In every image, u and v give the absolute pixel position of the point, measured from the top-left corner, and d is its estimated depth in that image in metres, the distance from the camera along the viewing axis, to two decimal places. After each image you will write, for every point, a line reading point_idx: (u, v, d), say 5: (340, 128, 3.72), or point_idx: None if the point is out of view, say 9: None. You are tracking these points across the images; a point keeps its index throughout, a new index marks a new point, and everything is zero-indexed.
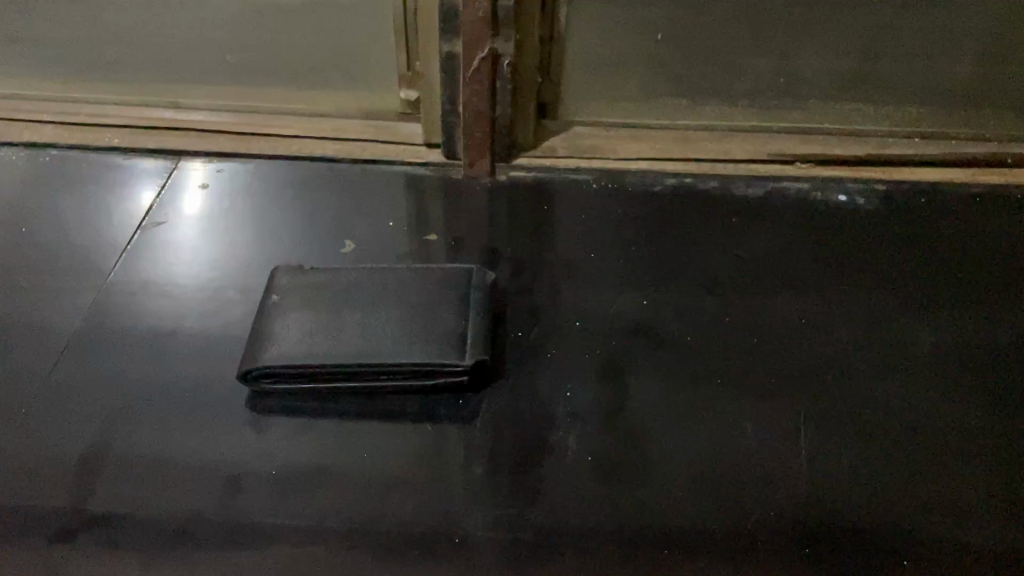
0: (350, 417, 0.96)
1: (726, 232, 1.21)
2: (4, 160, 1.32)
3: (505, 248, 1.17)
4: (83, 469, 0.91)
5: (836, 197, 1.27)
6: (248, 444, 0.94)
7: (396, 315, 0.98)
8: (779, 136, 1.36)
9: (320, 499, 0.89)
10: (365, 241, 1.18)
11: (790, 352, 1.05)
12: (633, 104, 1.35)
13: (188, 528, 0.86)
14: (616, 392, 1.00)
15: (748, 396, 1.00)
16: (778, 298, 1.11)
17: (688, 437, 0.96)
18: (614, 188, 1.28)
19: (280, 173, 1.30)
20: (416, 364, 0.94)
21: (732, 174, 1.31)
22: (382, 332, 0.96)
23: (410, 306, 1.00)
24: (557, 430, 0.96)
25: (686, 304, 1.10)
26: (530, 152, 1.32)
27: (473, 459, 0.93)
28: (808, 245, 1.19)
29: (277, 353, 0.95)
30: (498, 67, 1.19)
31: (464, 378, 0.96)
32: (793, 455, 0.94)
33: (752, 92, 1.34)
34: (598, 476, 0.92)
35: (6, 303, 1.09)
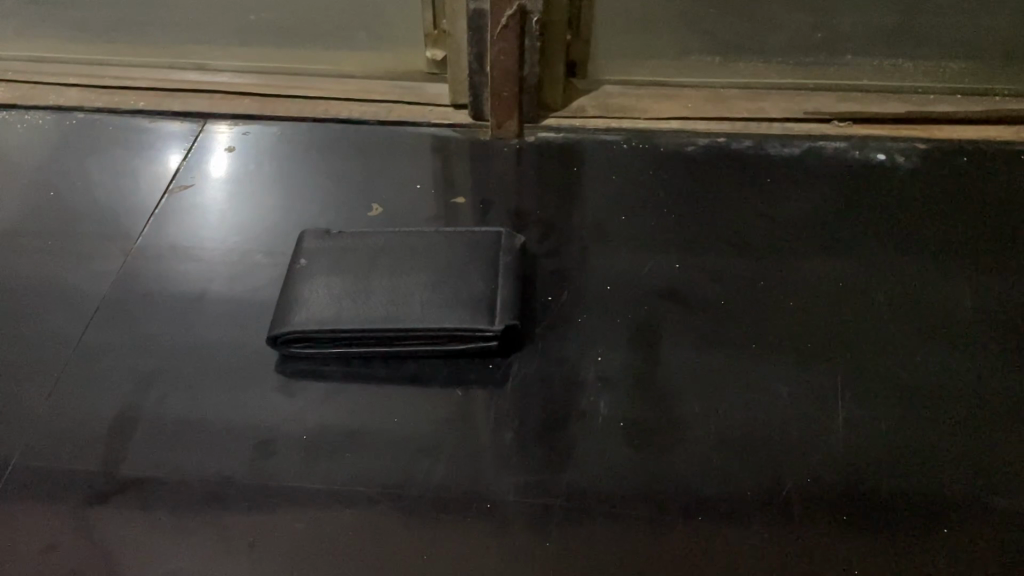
0: (380, 381, 0.96)
1: (760, 193, 1.18)
2: (31, 123, 1.31)
3: (534, 210, 1.15)
4: (116, 432, 0.92)
5: (875, 156, 1.24)
6: (279, 409, 0.94)
7: (425, 279, 0.97)
8: (815, 93, 1.32)
9: (351, 464, 0.89)
10: (392, 204, 1.16)
11: (827, 315, 1.03)
12: (664, 62, 1.32)
13: (220, 492, 0.87)
14: (648, 356, 0.98)
15: (784, 361, 0.98)
16: (815, 261, 1.09)
17: (722, 402, 0.94)
18: (645, 148, 1.25)
19: (306, 135, 1.29)
20: (446, 329, 0.92)
21: (766, 133, 1.27)
22: (411, 296, 0.95)
23: (439, 270, 0.98)
24: (588, 395, 0.95)
25: (718, 267, 1.08)
26: (559, 113, 1.30)
27: (503, 424, 0.92)
28: (845, 206, 1.16)
29: (306, 317, 0.94)
30: (526, 24, 1.15)
31: (494, 343, 0.94)
32: (828, 421, 0.93)
33: (787, 49, 1.30)
34: (630, 442, 0.91)
35: (37, 267, 1.09)
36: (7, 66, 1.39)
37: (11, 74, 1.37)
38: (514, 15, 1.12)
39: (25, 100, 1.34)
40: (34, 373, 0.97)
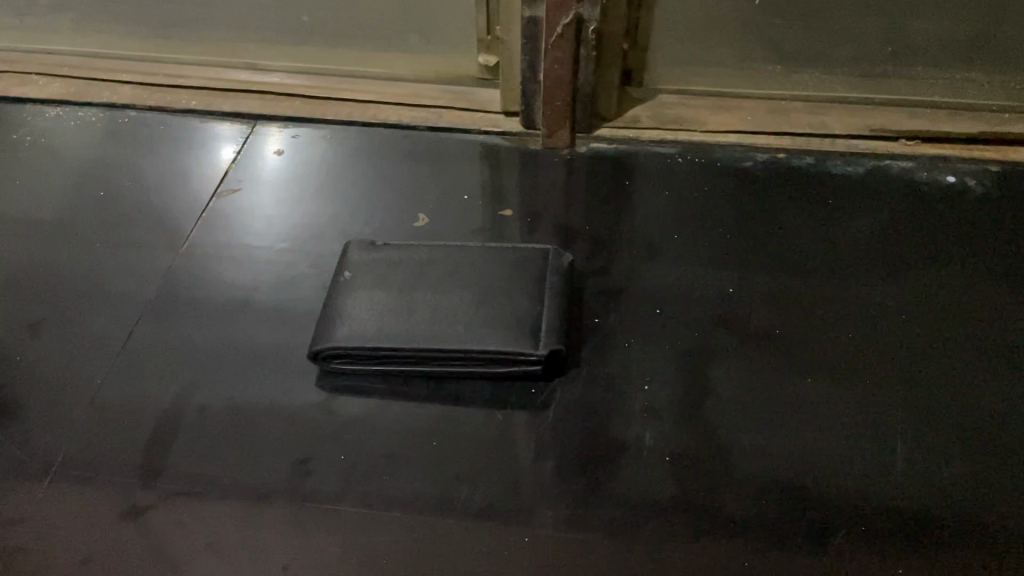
0: (419, 401, 0.94)
1: (821, 213, 1.13)
2: (84, 120, 1.32)
3: (583, 226, 1.12)
4: (154, 443, 0.91)
5: (944, 178, 1.18)
6: (318, 425, 0.92)
7: (469, 298, 0.95)
8: (883, 109, 1.27)
9: (389, 487, 0.87)
10: (439, 214, 1.14)
11: (888, 347, 0.98)
12: (724, 72, 1.27)
13: (256, 510, 0.86)
14: (697, 385, 0.95)
15: (840, 394, 0.94)
16: (877, 288, 1.04)
17: (773, 435, 0.90)
18: (701, 162, 1.21)
19: (355, 140, 1.27)
20: (488, 352, 0.90)
21: (829, 150, 1.22)
22: (454, 316, 0.93)
23: (484, 289, 0.96)
24: (633, 424, 0.91)
25: (774, 292, 1.04)
26: (612, 123, 1.26)
27: (545, 452, 0.89)
28: (910, 230, 1.11)
29: (347, 333, 0.93)
30: (583, 33, 1.11)
31: (537, 368, 0.92)
32: (888, 461, 0.88)
33: (855, 61, 1.24)
34: (675, 475, 0.87)
35: (83, 267, 1.10)
36: (64, 62, 1.40)
37: (67, 69, 1.38)
38: (570, 24, 1.09)
39: (80, 98, 1.35)
40: (78, 378, 0.97)
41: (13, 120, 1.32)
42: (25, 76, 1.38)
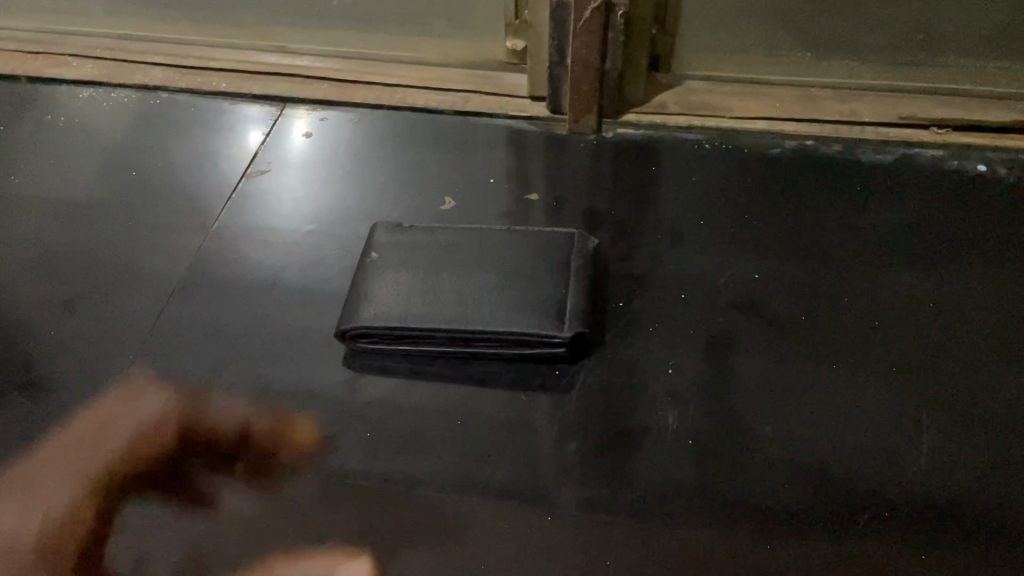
0: (444, 382, 0.95)
1: (848, 201, 1.12)
2: (118, 102, 1.34)
3: (609, 211, 1.13)
4: (185, 418, 0.93)
5: (974, 168, 1.16)
6: (344, 404, 0.93)
7: (494, 280, 0.96)
8: (913, 97, 1.25)
9: (413, 465, 0.88)
10: (465, 198, 1.15)
11: (914, 336, 0.97)
12: (752, 58, 1.27)
13: (283, 486, 0.87)
14: (720, 370, 0.95)
15: (864, 381, 0.93)
16: (905, 277, 1.03)
17: (796, 421, 0.90)
18: (727, 148, 1.20)
19: (383, 123, 1.28)
20: (514, 333, 0.91)
21: (859, 137, 1.21)
22: (479, 297, 0.94)
23: (509, 271, 0.97)
24: (656, 408, 0.92)
25: (799, 278, 1.03)
26: (639, 108, 1.26)
27: (568, 434, 0.90)
28: (938, 220, 1.10)
29: (374, 314, 0.94)
30: (611, 17, 1.12)
31: (562, 350, 0.92)
32: (912, 449, 0.88)
33: (885, 48, 1.23)
34: (698, 459, 0.88)
35: (116, 245, 1.12)
36: (98, 44, 1.42)
37: (101, 51, 1.40)
38: (598, 9, 1.09)
39: (113, 79, 1.36)
40: (110, 353, 0.99)
41: (48, 101, 1.34)
42: (59, 58, 1.40)
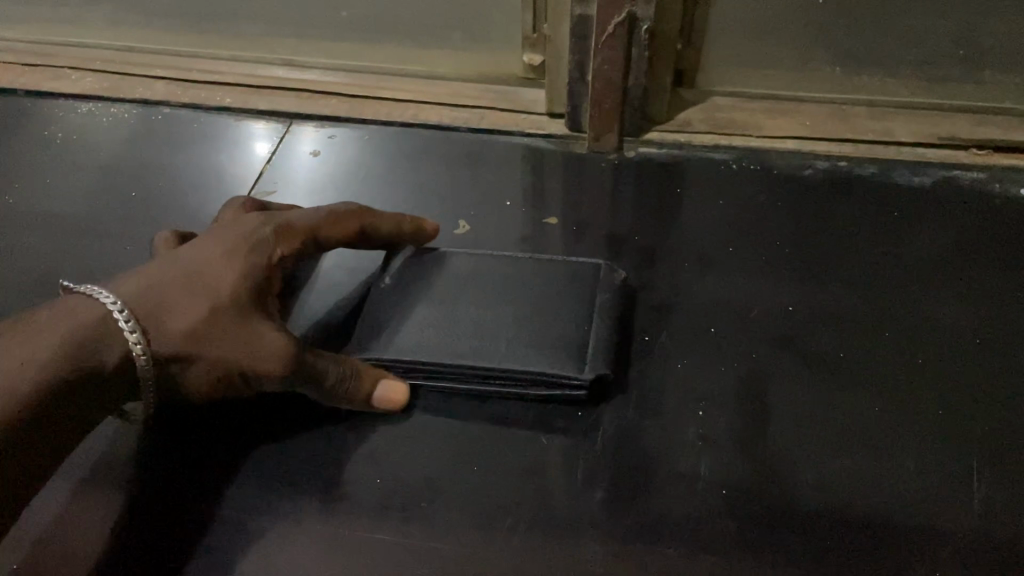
0: (459, 424, 0.89)
1: (885, 227, 1.06)
2: (118, 117, 1.28)
3: (632, 236, 1.07)
4: (182, 459, 0.87)
5: (1018, 191, 1.10)
6: (353, 448, 0.88)
7: (514, 315, 0.91)
8: (951, 115, 1.19)
9: (426, 516, 0.82)
10: (481, 222, 1.10)
11: (960, 375, 0.91)
12: (781, 73, 1.21)
13: (288, 537, 0.81)
14: (754, 412, 0.89)
15: (908, 425, 0.87)
16: (949, 310, 0.97)
17: (839, 469, 0.84)
18: (756, 169, 1.15)
19: (394, 141, 1.22)
20: (532, 374, 0.85)
21: (895, 158, 1.15)
22: (497, 333, 0.89)
23: (529, 306, 0.92)
24: (686, 454, 0.86)
25: (837, 311, 0.97)
26: (663, 127, 1.20)
27: (592, 482, 0.84)
28: (981, 249, 1.04)
29: (385, 347, 0.88)
30: (635, 32, 1.06)
31: (583, 393, 0.86)
32: (965, 498, 0.82)
33: (922, 62, 1.17)
34: (733, 511, 0.81)
35: (110, 266, 1.05)
36: (99, 56, 1.37)
37: (102, 63, 1.35)
38: (623, 22, 1.03)
39: (113, 93, 1.31)
40: None
41: (46, 116, 1.29)
42: (57, 71, 1.35)
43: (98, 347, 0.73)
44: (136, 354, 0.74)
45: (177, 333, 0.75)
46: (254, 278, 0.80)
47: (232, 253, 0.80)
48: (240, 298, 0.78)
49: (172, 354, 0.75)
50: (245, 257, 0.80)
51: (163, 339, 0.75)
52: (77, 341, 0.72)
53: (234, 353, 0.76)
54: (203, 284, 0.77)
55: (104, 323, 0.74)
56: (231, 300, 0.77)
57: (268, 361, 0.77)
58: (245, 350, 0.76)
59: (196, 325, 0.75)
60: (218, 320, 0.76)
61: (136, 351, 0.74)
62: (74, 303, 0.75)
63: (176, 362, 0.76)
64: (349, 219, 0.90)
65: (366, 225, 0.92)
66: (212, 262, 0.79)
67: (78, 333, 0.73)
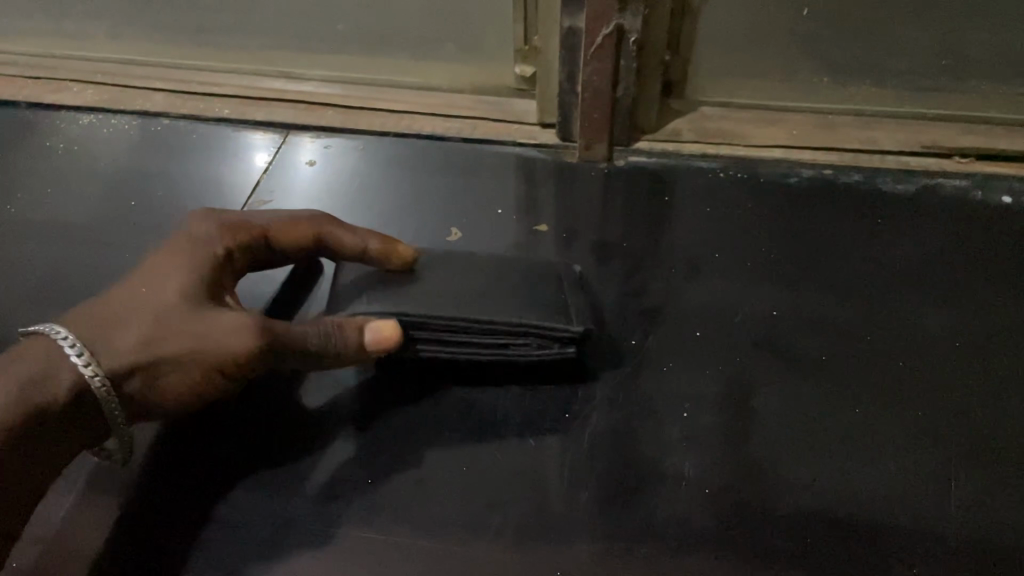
0: (449, 426, 0.91)
1: (869, 234, 1.08)
2: (118, 128, 1.31)
3: (621, 243, 1.09)
4: (177, 462, 0.89)
5: (1000, 198, 1.12)
6: (345, 449, 0.89)
7: (495, 277, 0.93)
8: (935, 123, 1.21)
9: (417, 515, 0.84)
10: (473, 229, 1.12)
11: (940, 377, 0.93)
12: (767, 82, 1.23)
13: (281, 536, 0.83)
14: (738, 414, 0.91)
15: (889, 427, 0.89)
16: (930, 312, 0.99)
17: (821, 470, 0.86)
18: (743, 177, 1.17)
19: (389, 150, 1.25)
20: (525, 323, 0.87)
21: (879, 166, 1.17)
22: (482, 291, 0.90)
23: (508, 270, 0.94)
24: (672, 454, 0.88)
25: (821, 315, 0.99)
26: (652, 136, 1.22)
27: (579, 482, 0.86)
28: (963, 254, 1.06)
29: (367, 302, 0.87)
30: (623, 44, 1.08)
31: (571, 349, 0.89)
32: (943, 497, 0.84)
33: (905, 72, 1.19)
34: (716, 510, 0.83)
35: (109, 273, 1.08)
36: (100, 69, 1.39)
37: (103, 76, 1.38)
38: (611, 34, 1.05)
39: (114, 105, 1.34)
40: None
41: (48, 128, 1.31)
42: (60, 83, 1.38)
43: (52, 377, 0.73)
44: (89, 376, 0.74)
45: (128, 348, 0.75)
46: (200, 281, 0.81)
47: (172, 267, 0.82)
48: (188, 301, 0.79)
49: (128, 366, 0.75)
50: (191, 265, 0.82)
51: (115, 357, 0.75)
52: (29, 375, 0.72)
53: (192, 345, 0.76)
54: (150, 299, 0.78)
55: (53, 361, 0.74)
56: (182, 303, 0.78)
57: (233, 345, 0.76)
58: (203, 337, 0.76)
59: (147, 335, 0.76)
60: (168, 325, 0.77)
61: (89, 374, 0.74)
62: (24, 346, 0.76)
63: (137, 374, 0.76)
64: (308, 229, 0.92)
65: (325, 237, 0.93)
66: (156, 279, 0.80)
67: (28, 369, 0.73)
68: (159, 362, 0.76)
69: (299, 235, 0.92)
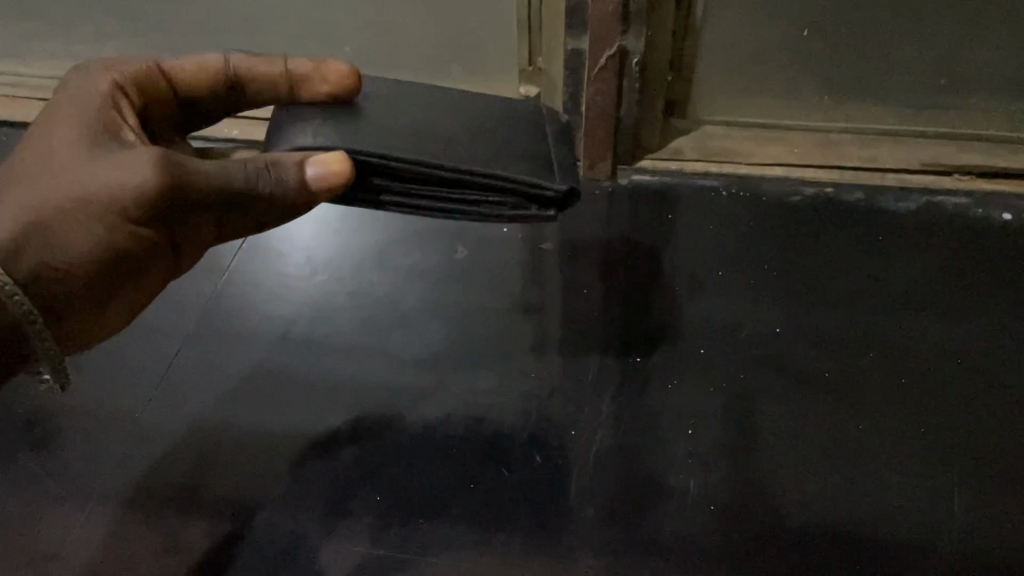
0: (456, 443, 0.92)
1: (869, 252, 1.09)
2: None
3: (624, 260, 1.10)
4: (189, 483, 0.90)
5: (999, 216, 1.14)
6: (354, 466, 0.90)
7: (462, 127, 0.80)
8: (934, 143, 1.22)
9: (426, 533, 0.85)
10: (479, 246, 1.13)
11: (941, 395, 0.94)
12: (769, 102, 1.25)
13: (293, 554, 0.85)
14: (742, 430, 0.92)
15: (892, 444, 0.90)
16: (931, 330, 1.00)
17: (824, 488, 0.87)
18: (744, 196, 1.18)
19: None
20: (500, 176, 0.76)
21: (879, 184, 1.18)
22: (449, 139, 0.78)
23: (474, 122, 0.81)
24: (676, 471, 0.89)
25: (823, 331, 1.00)
26: (655, 154, 1.23)
27: (586, 499, 0.87)
28: (964, 271, 1.07)
29: (309, 135, 0.74)
30: (627, 65, 1.10)
31: (553, 209, 0.79)
32: (943, 514, 0.85)
33: (906, 91, 1.20)
34: (721, 527, 0.84)
35: None
36: None
37: None
38: (614, 56, 1.07)
39: None
40: (115, 410, 0.97)
41: None
42: None
43: None
44: None
45: (0, 227, 0.67)
46: (91, 131, 0.72)
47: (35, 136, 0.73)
48: (72, 152, 0.70)
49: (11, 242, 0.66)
50: (59, 123, 0.73)
51: None
52: None
53: (72, 196, 0.67)
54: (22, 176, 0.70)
55: None
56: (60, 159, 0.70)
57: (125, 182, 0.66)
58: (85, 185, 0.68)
59: (28, 207, 0.68)
60: (46, 191, 0.68)
61: None
62: None
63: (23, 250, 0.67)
64: (218, 69, 0.80)
65: (237, 84, 0.81)
66: (28, 154, 0.72)
67: None
68: (43, 234, 0.68)
69: (206, 78, 0.81)
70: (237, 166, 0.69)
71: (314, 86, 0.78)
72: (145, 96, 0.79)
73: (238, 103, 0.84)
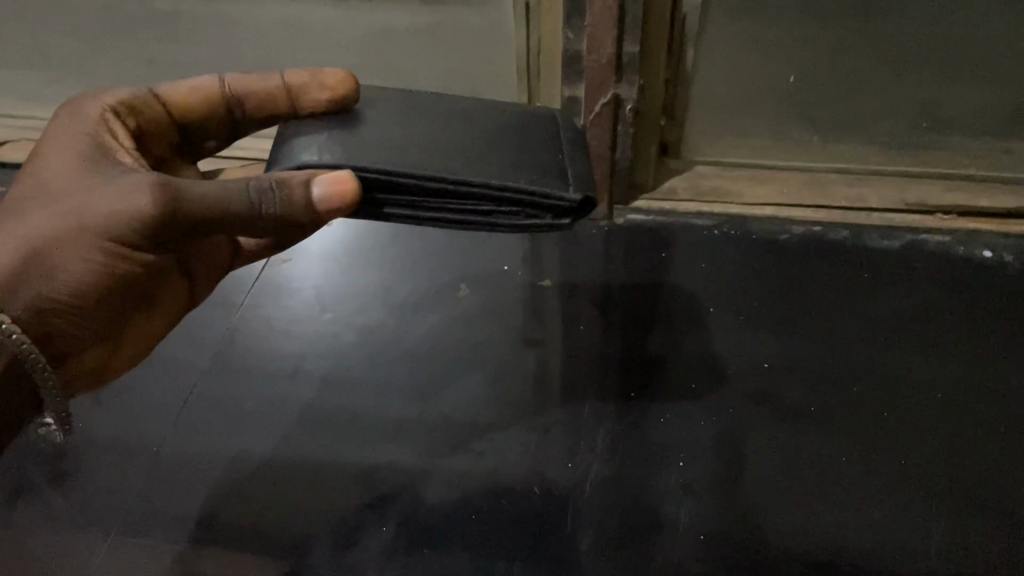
0: (459, 476, 0.96)
1: (854, 289, 1.14)
2: None
3: (620, 297, 1.15)
4: (206, 514, 0.94)
5: (980, 253, 1.18)
6: (361, 499, 0.95)
7: (476, 139, 0.78)
8: (923, 184, 1.25)
9: (428, 562, 0.89)
10: (481, 285, 1.18)
11: (922, 428, 0.98)
12: (759, 145, 1.30)
13: None
14: (732, 463, 0.96)
15: (875, 476, 0.94)
16: (914, 365, 1.04)
17: (810, 519, 0.91)
18: (735, 235, 1.23)
19: None
20: (512, 189, 0.73)
21: (864, 224, 1.23)
22: (460, 149, 0.76)
23: (488, 132, 0.80)
24: (669, 502, 0.93)
25: (810, 366, 1.05)
26: (649, 194, 1.29)
27: (581, 530, 0.91)
28: (945, 307, 1.11)
29: (318, 153, 0.73)
30: (621, 111, 1.15)
31: (566, 219, 0.76)
32: (925, 543, 0.88)
33: (893, 130, 1.26)
34: (710, 556, 0.88)
35: None
36: None
37: None
38: (608, 102, 1.13)
39: None
40: (135, 444, 1.01)
41: None
42: None
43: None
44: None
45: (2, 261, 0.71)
46: (86, 161, 0.76)
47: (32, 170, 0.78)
48: (74, 178, 0.75)
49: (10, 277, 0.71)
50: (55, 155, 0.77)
51: None
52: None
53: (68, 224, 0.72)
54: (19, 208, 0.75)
55: None
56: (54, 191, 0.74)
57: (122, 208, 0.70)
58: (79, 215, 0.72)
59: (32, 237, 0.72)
60: (44, 226, 0.72)
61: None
62: None
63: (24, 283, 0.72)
64: (214, 89, 0.86)
65: (234, 103, 0.86)
66: (26, 187, 0.77)
67: None
68: (46, 263, 0.73)
69: (204, 100, 0.86)
70: (209, 187, 0.70)
71: (313, 95, 0.80)
72: (143, 121, 0.84)
73: (242, 121, 0.88)
